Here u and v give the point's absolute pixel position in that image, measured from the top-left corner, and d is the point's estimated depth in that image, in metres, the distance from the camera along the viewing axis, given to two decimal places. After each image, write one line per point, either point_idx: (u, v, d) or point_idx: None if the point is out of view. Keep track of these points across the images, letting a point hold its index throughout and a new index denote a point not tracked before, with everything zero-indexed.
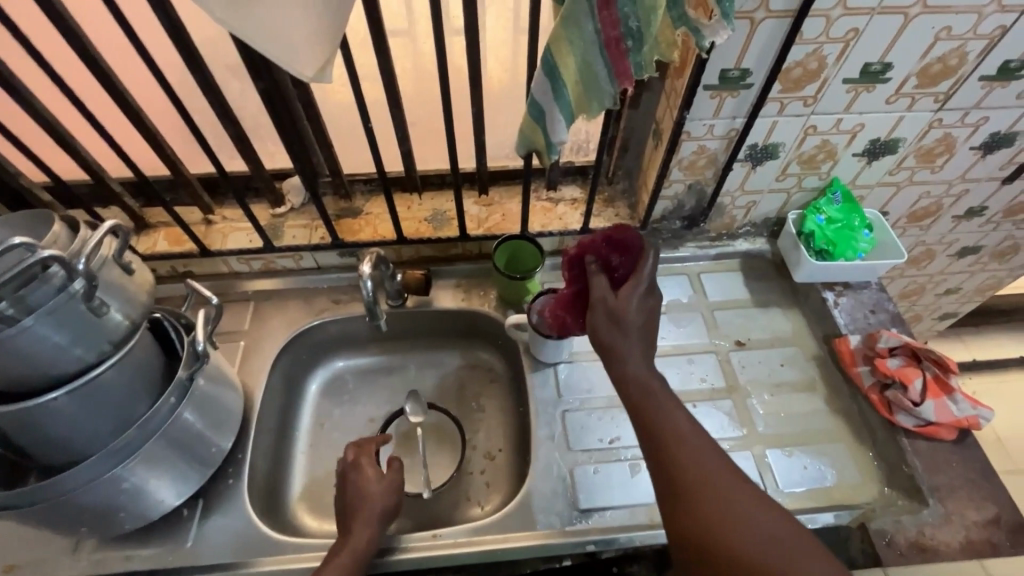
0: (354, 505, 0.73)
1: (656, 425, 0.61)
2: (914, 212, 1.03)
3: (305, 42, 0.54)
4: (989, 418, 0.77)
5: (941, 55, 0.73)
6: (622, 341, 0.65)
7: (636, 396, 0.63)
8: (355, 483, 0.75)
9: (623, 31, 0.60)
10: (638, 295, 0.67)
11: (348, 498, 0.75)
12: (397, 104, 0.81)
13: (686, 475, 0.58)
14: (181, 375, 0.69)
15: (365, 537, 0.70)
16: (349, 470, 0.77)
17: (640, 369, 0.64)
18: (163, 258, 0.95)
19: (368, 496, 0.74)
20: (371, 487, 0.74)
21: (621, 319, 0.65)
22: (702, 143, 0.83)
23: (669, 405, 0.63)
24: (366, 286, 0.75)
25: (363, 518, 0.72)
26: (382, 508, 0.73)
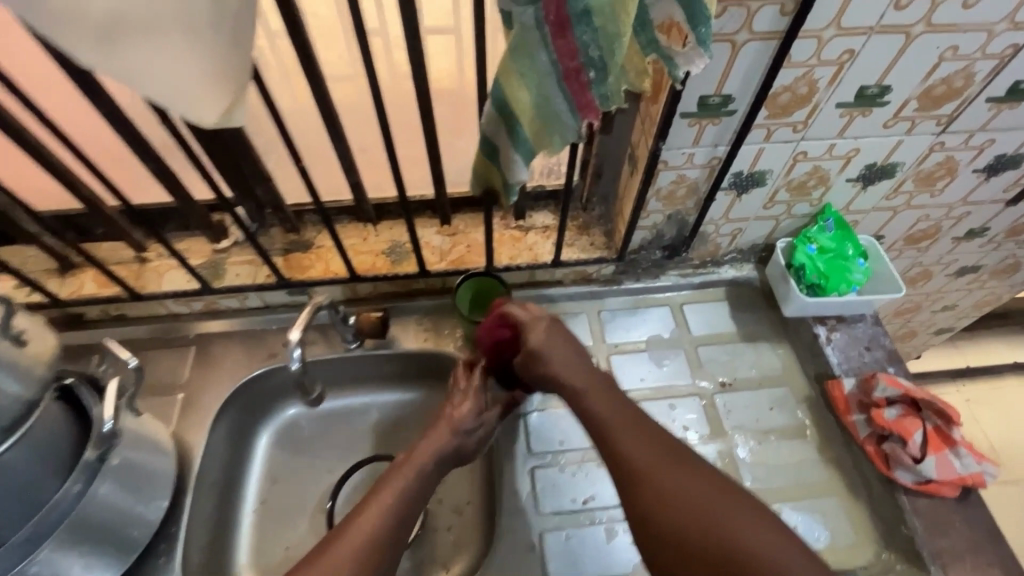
0: (440, 423, 0.73)
1: (603, 421, 0.67)
2: (911, 234, 0.96)
3: (198, 89, 0.45)
4: (994, 474, 0.71)
5: (945, 76, 0.65)
6: (548, 371, 0.72)
7: (579, 399, 0.69)
8: (453, 403, 0.75)
9: (583, 60, 0.51)
10: (550, 334, 0.73)
11: (440, 414, 0.74)
12: (339, 135, 0.72)
13: (635, 459, 0.63)
14: (87, 456, 0.62)
15: (433, 460, 0.70)
16: (457, 392, 0.76)
17: (577, 375, 0.71)
18: (91, 302, 0.86)
19: (459, 422, 0.73)
20: (465, 415, 0.73)
21: (541, 357, 0.72)
22: (682, 172, 0.75)
23: (611, 397, 0.69)
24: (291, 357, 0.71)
25: (444, 437, 0.72)
26: (461, 441, 0.72)
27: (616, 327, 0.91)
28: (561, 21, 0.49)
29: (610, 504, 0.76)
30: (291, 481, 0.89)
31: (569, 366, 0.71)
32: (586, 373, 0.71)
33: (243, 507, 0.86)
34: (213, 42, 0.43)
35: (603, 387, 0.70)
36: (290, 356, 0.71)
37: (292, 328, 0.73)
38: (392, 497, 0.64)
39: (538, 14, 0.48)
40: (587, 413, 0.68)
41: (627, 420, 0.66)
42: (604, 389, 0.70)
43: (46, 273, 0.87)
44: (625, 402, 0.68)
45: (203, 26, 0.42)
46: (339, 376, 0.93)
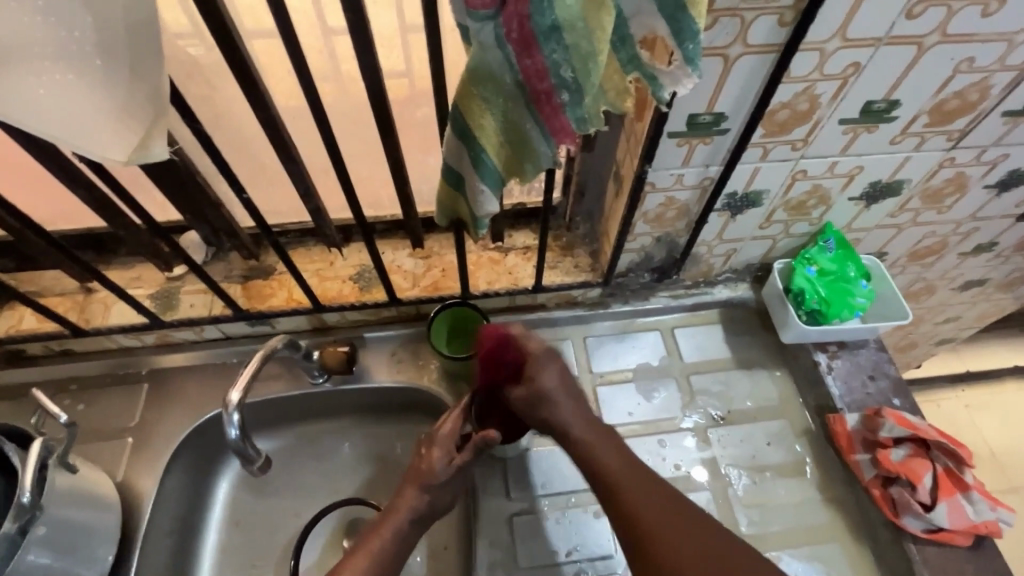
0: (410, 482, 0.67)
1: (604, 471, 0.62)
2: (916, 251, 0.90)
3: (99, 123, 0.38)
4: (1010, 522, 0.66)
5: (958, 90, 0.59)
6: (552, 418, 0.65)
7: (585, 450, 0.64)
8: (424, 455, 0.68)
9: (554, 82, 0.44)
10: (553, 377, 0.66)
11: (411, 469, 0.68)
12: (291, 157, 0.65)
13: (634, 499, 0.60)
14: (6, 528, 0.55)
15: (404, 523, 0.64)
16: (426, 442, 0.69)
17: (581, 425, 0.65)
18: (30, 339, 0.79)
19: (427, 478, 0.66)
20: (438, 470, 0.66)
21: (542, 405, 0.65)
22: (670, 194, 0.69)
23: (614, 448, 0.64)
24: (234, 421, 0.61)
25: (415, 495, 0.66)
26: (434, 497, 0.66)
27: (604, 355, 0.85)
28: (527, 39, 0.41)
29: (595, 555, 0.70)
30: (255, 527, 0.82)
31: (574, 415, 0.65)
32: (589, 423, 0.66)
33: (201, 557, 0.80)
34: (103, 68, 0.36)
35: (608, 437, 0.65)
36: (228, 420, 0.60)
37: (233, 386, 0.61)
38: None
39: (499, 31, 0.41)
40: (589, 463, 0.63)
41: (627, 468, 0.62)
42: (605, 438, 0.65)
43: None
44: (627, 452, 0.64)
45: (86, 50, 0.35)
46: (306, 410, 0.86)
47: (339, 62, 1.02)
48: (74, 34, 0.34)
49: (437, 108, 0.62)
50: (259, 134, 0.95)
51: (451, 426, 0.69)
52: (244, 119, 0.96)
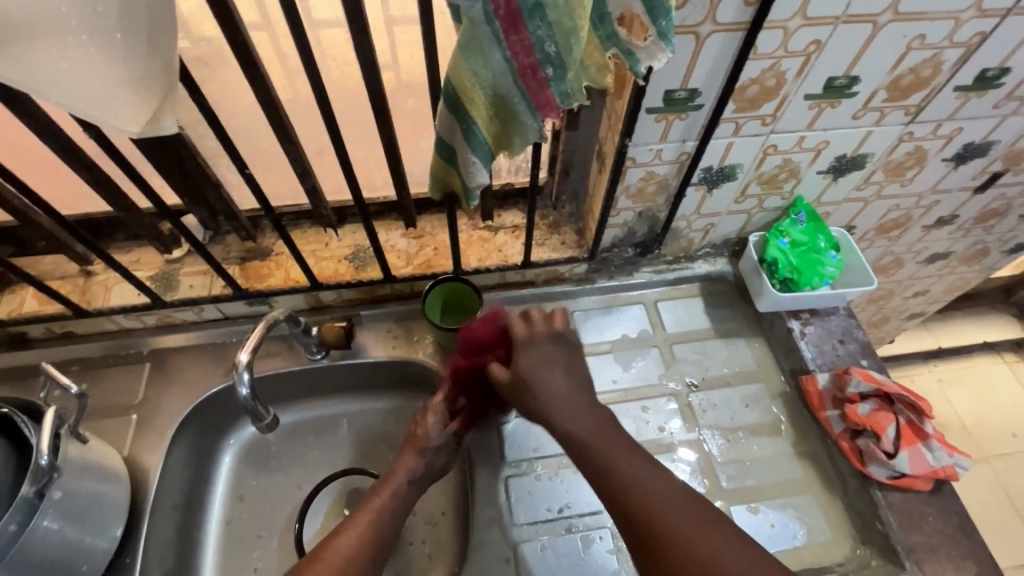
0: (408, 446, 0.71)
1: (604, 460, 0.61)
2: (883, 224, 0.95)
3: (118, 93, 0.41)
4: (966, 467, 0.72)
5: (913, 66, 0.64)
6: (542, 405, 0.65)
7: (579, 435, 0.63)
8: (419, 422, 0.72)
9: (539, 57, 0.48)
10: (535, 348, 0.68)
11: (408, 436, 0.72)
12: (289, 137, 0.68)
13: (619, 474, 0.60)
14: (24, 492, 0.58)
15: (403, 483, 0.68)
16: (421, 410, 0.74)
17: (572, 412, 0.64)
18: (31, 321, 0.81)
19: (425, 440, 0.70)
20: (433, 434, 0.71)
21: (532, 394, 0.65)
22: (650, 169, 0.73)
23: (612, 437, 0.63)
24: (243, 378, 0.64)
25: (412, 459, 0.70)
26: (432, 458, 0.70)
27: (591, 327, 0.89)
28: (513, 16, 0.45)
29: (586, 511, 0.75)
30: (258, 500, 0.85)
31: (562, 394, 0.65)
32: (581, 409, 0.65)
33: (206, 528, 0.82)
34: (122, 41, 0.39)
35: (610, 427, 0.64)
36: (238, 379, 0.63)
37: (242, 348, 0.65)
38: (358, 538, 0.62)
39: (487, 9, 0.45)
40: (588, 448, 0.62)
41: (634, 456, 0.62)
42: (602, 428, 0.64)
43: None
44: (630, 446, 0.63)
45: (108, 24, 0.38)
46: (306, 387, 0.89)
47: (327, 50, 1.04)
48: (98, 8, 0.37)
49: (429, 87, 0.66)
50: (253, 120, 0.97)
51: (444, 394, 0.74)
52: (237, 105, 0.98)
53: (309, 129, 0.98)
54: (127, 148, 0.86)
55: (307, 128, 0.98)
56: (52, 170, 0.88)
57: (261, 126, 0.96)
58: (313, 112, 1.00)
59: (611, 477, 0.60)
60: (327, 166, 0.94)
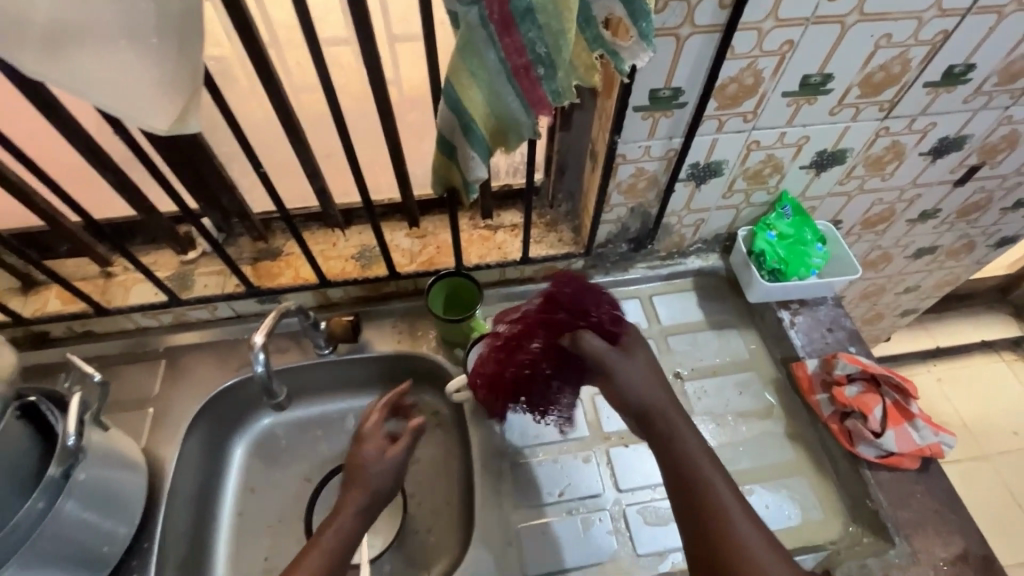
0: (351, 486, 0.66)
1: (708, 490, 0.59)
2: (868, 218, 0.99)
3: (149, 93, 0.45)
4: (952, 444, 0.74)
5: (882, 63, 0.68)
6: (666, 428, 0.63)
7: (695, 462, 0.60)
8: (354, 452, 0.70)
9: (531, 58, 0.53)
10: (635, 367, 0.65)
11: (347, 472, 0.69)
12: (300, 140, 0.72)
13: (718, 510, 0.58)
14: (52, 472, 0.61)
15: (349, 516, 0.64)
16: (354, 441, 0.72)
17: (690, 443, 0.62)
18: (55, 319, 0.84)
19: (365, 468, 0.68)
20: (370, 461, 0.68)
21: (655, 425, 0.63)
22: (640, 165, 0.77)
23: (727, 486, 0.59)
24: (257, 357, 0.68)
25: (359, 490, 0.66)
26: (377, 486, 0.67)
27: None
28: (506, 19, 0.50)
29: (587, 494, 0.77)
30: (271, 490, 0.88)
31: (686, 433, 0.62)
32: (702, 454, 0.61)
33: (219, 520, 0.85)
34: (156, 45, 0.43)
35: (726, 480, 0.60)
36: (254, 358, 0.68)
37: (257, 330, 0.68)
38: None
39: (483, 14, 0.50)
40: (694, 472, 0.60)
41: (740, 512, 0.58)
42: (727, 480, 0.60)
43: (9, 290, 0.86)
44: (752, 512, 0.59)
45: (146, 31, 0.43)
46: (315, 382, 0.93)
47: (334, 64, 1.09)
48: (137, 16, 0.42)
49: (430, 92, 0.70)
50: (262, 130, 1.02)
51: (373, 421, 0.73)
52: (253, 118, 1.04)
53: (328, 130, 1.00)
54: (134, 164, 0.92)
55: (314, 136, 1.03)
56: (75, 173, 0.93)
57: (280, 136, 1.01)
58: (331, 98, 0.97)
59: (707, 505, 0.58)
60: (335, 172, 0.99)
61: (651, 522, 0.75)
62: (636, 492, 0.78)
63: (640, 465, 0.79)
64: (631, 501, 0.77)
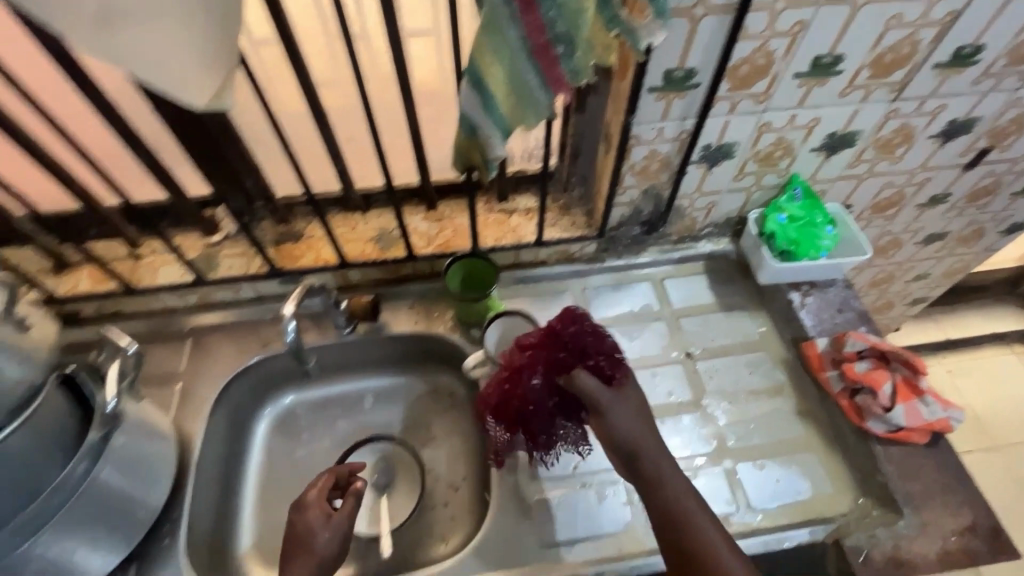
0: (295, 554, 0.69)
1: (692, 530, 0.63)
2: (878, 202, 1.00)
3: (191, 69, 0.48)
4: (960, 420, 0.76)
5: (892, 44, 0.70)
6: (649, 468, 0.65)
7: (676, 500, 0.64)
8: (296, 522, 0.72)
9: (551, 36, 0.55)
10: (628, 408, 0.67)
11: (290, 540, 0.71)
12: (325, 122, 0.75)
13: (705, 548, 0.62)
14: (92, 436, 0.64)
15: None
16: (295, 510, 0.73)
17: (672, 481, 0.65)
18: (87, 299, 0.87)
19: (309, 538, 0.70)
20: (316, 530, 0.71)
21: (642, 466, 0.65)
22: (654, 146, 0.79)
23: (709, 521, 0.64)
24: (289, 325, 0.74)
25: (306, 560, 0.68)
26: (323, 553, 0.69)
27: (600, 302, 0.95)
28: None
29: (600, 468, 0.79)
30: (293, 465, 0.91)
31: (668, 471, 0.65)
32: (683, 491, 0.65)
33: (243, 493, 0.88)
34: (201, 22, 0.46)
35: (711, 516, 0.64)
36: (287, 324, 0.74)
37: (287, 302, 0.76)
38: None
39: None
40: (678, 511, 0.63)
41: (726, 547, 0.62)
42: (710, 515, 0.65)
43: (41, 271, 0.88)
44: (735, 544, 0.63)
45: (192, 7, 0.45)
46: (335, 362, 0.95)
47: None
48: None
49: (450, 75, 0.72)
50: None
51: (316, 490, 0.74)
52: None
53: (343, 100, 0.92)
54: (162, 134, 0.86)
55: None
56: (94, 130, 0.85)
57: (299, 107, 0.93)
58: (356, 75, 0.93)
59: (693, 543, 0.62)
60: None
61: None
62: None
63: None
64: None
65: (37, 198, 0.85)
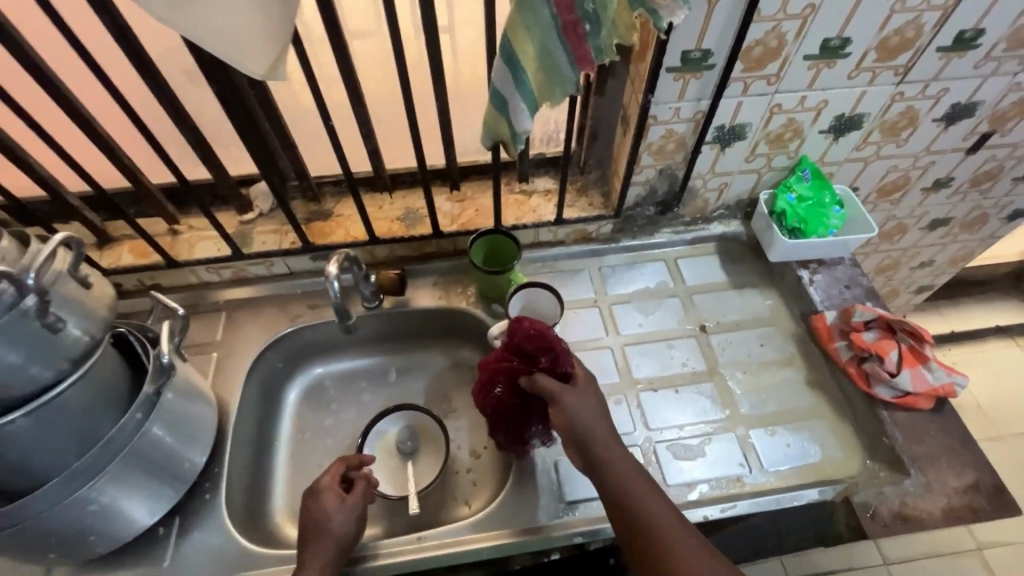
0: (312, 537, 0.67)
1: (640, 509, 0.63)
2: (883, 186, 1.04)
3: (253, 40, 0.51)
4: (964, 385, 0.79)
5: (897, 27, 0.74)
6: (597, 452, 0.66)
7: (624, 481, 0.65)
8: (310, 507, 0.69)
9: (579, 14, 0.59)
10: (582, 398, 0.69)
11: (305, 525, 0.68)
12: (361, 102, 0.79)
13: (653, 525, 0.62)
14: (148, 389, 0.68)
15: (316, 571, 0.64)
16: (310, 495, 0.71)
17: (618, 461, 0.66)
18: (129, 271, 0.91)
19: (327, 522, 0.67)
20: (330, 512, 0.68)
21: (594, 454, 0.66)
22: (670, 126, 0.83)
23: (658, 497, 0.64)
24: (331, 284, 0.79)
25: (322, 545, 0.66)
26: (342, 535, 0.68)
27: (616, 280, 0.99)
28: None
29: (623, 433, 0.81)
30: (321, 434, 0.95)
31: (615, 454, 0.66)
32: (631, 472, 0.66)
33: (275, 458, 0.92)
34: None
35: (658, 496, 0.65)
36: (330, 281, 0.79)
37: (330, 262, 0.80)
38: None
39: None
40: (624, 490, 0.64)
41: (674, 524, 0.62)
42: (659, 494, 0.65)
43: (86, 246, 0.92)
44: (684, 522, 0.63)
45: None
46: (362, 335, 1.00)
47: None
48: None
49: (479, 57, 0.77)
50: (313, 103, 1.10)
51: (329, 477, 0.72)
52: None
53: (381, 83, 0.96)
54: (213, 118, 0.92)
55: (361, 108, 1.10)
56: (157, 117, 0.91)
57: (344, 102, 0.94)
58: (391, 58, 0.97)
59: (641, 521, 0.62)
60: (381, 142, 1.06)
61: (683, 457, 0.79)
62: (665, 431, 0.83)
63: (668, 407, 0.84)
64: (661, 438, 0.81)
65: (95, 171, 0.90)
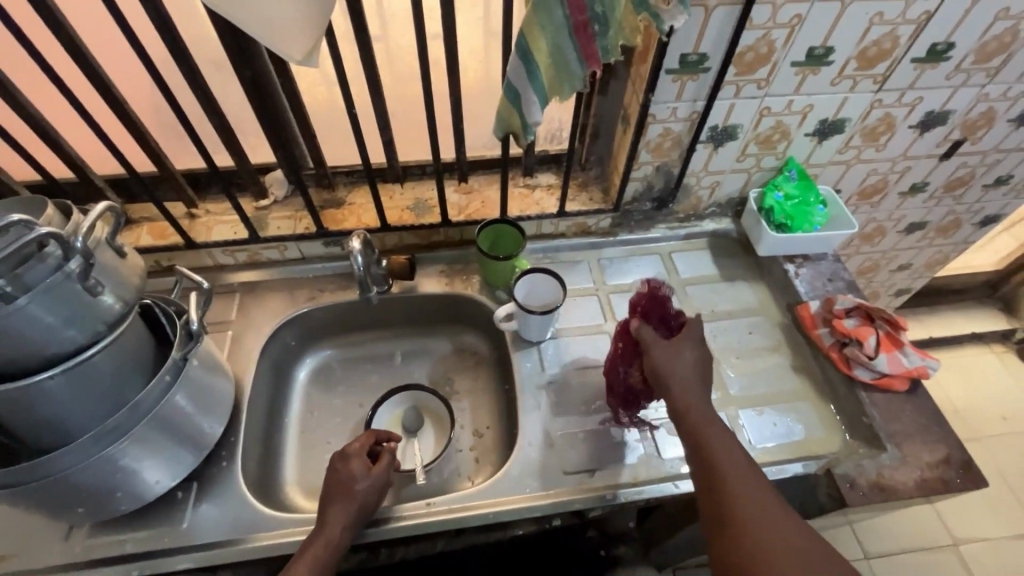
0: (336, 497, 0.70)
1: (711, 449, 0.67)
2: (863, 189, 1.11)
3: (292, 26, 0.55)
4: (936, 368, 0.85)
5: (875, 39, 0.81)
6: (674, 394, 0.71)
7: (698, 424, 0.69)
8: (338, 467, 0.73)
9: (589, 15, 0.65)
10: (677, 353, 0.74)
11: (330, 485, 0.72)
12: (380, 94, 0.84)
13: (724, 464, 0.65)
14: (176, 354, 0.72)
15: (337, 530, 0.68)
16: (339, 457, 0.74)
17: (696, 409, 0.70)
18: (149, 252, 0.95)
19: (351, 484, 0.71)
20: (357, 476, 0.72)
21: (670, 392, 0.71)
22: (667, 125, 0.89)
23: (731, 444, 0.68)
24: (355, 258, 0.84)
25: (343, 507, 0.70)
26: (364, 501, 0.71)
27: (614, 271, 1.04)
28: None
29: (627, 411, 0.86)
30: (330, 412, 0.99)
31: (696, 400, 0.71)
32: (704, 417, 0.69)
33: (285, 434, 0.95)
34: None
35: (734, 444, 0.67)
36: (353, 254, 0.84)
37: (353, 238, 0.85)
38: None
39: None
40: (697, 433, 0.68)
41: (748, 469, 0.65)
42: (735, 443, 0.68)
43: None
44: (755, 468, 0.66)
45: None
46: (370, 319, 1.04)
47: None
48: None
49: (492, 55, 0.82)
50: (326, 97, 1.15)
51: (359, 443, 0.76)
52: None
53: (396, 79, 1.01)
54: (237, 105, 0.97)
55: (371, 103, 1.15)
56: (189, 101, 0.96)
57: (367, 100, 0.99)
58: (406, 56, 1.02)
59: (711, 460, 0.66)
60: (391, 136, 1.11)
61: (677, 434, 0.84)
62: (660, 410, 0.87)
63: None
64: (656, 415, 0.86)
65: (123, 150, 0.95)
